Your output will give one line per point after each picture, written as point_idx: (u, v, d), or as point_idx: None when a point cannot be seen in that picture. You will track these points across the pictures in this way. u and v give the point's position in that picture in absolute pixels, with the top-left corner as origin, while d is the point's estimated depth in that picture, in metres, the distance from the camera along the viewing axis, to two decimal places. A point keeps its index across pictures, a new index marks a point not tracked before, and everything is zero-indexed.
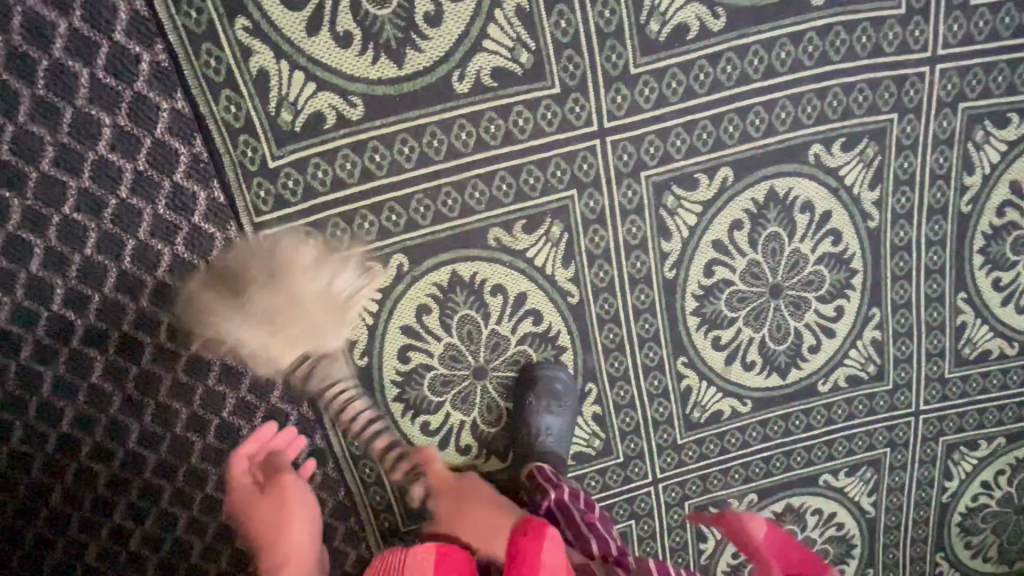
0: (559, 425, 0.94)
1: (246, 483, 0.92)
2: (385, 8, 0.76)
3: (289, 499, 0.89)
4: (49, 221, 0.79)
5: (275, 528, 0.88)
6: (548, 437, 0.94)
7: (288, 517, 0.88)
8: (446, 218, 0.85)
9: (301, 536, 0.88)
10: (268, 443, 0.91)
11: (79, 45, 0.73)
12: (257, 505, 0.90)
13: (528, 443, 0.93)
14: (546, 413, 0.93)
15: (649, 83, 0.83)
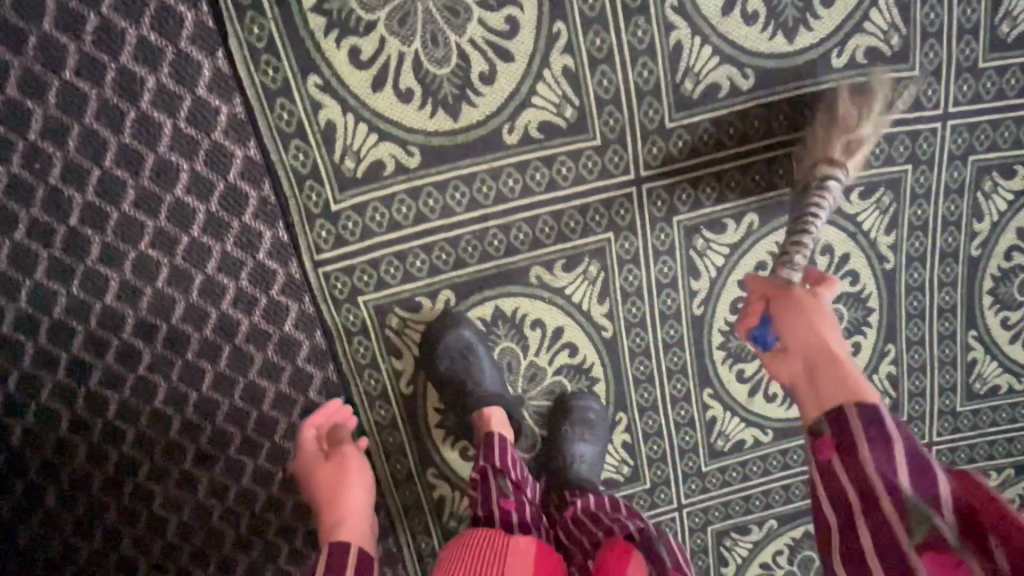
0: (593, 452, 0.98)
1: (312, 452, 0.92)
2: (444, 68, 0.82)
3: (353, 461, 0.90)
4: (126, 256, 0.85)
5: (336, 489, 0.87)
6: (582, 464, 0.97)
7: (353, 476, 0.89)
8: (492, 257, 0.91)
9: (362, 493, 0.87)
10: (333, 417, 0.93)
11: (165, 98, 0.79)
12: (321, 472, 0.90)
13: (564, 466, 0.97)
14: (579, 438, 0.97)
15: (683, 136, 0.89)
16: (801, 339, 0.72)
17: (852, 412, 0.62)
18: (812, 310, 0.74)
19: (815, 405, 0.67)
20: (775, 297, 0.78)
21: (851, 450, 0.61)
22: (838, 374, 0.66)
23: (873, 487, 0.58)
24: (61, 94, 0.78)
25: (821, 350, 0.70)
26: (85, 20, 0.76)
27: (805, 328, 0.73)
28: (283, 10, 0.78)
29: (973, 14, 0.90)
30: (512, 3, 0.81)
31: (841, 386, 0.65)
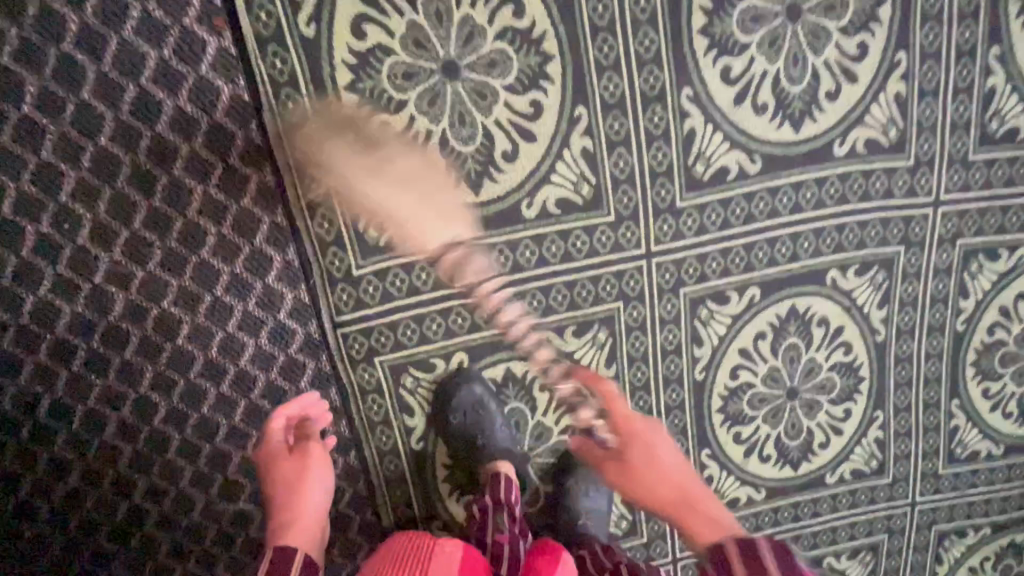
0: (599, 507, 1.01)
1: (274, 447, 0.89)
2: (469, 146, 0.85)
3: (318, 456, 0.89)
4: (149, 314, 0.87)
5: (293, 485, 0.84)
6: (589, 520, 0.99)
7: (310, 474, 0.86)
8: (506, 322, 0.95)
9: (321, 489, 0.85)
10: (302, 410, 0.92)
11: (197, 166, 0.81)
12: (280, 467, 0.87)
13: (572, 520, 1.00)
14: (587, 494, 1.00)
15: (692, 214, 0.94)
16: (658, 489, 0.77)
17: (730, 543, 0.65)
18: (643, 447, 0.81)
19: (707, 534, 0.68)
20: (597, 456, 0.85)
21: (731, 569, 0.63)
22: (697, 519, 0.71)
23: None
24: (95, 160, 0.80)
25: (682, 498, 0.75)
26: (122, 91, 0.78)
27: (631, 470, 0.80)
28: (317, 87, 0.80)
29: (966, 110, 0.95)
30: (536, 88, 0.84)
31: (713, 520, 0.70)
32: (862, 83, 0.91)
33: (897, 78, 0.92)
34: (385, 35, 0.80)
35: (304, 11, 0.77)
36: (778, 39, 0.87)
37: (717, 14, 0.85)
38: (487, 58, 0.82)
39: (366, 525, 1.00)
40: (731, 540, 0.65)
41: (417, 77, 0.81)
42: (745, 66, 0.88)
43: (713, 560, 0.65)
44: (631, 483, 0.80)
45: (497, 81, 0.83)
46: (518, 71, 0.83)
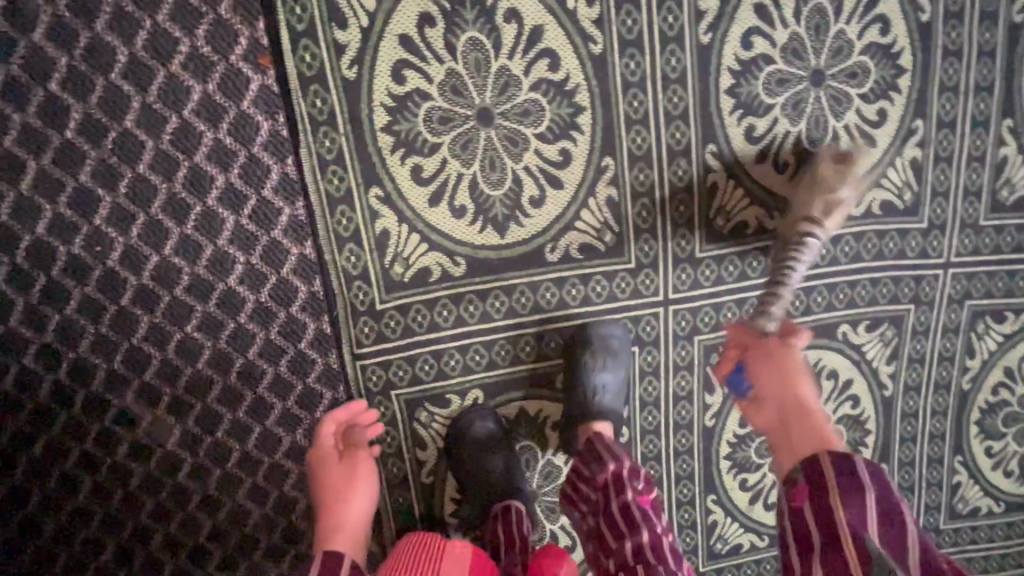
0: (614, 382, 0.94)
1: (326, 449, 0.90)
2: (498, 190, 0.87)
3: (367, 465, 0.89)
4: (172, 337, 0.88)
5: (341, 490, 0.85)
6: (603, 395, 0.94)
7: (358, 484, 0.87)
8: (523, 361, 0.96)
9: (367, 499, 0.86)
10: (355, 414, 0.91)
11: (230, 197, 0.83)
12: (329, 471, 0.88)
13: (586, 399, 0.93)
14: (602, 368, 0.93)
15: (710, 265, 0.96)
16: (780, 387, 0.72)
17: (825, 459, 0.62)
18: (777, 356, 0.75)
19: (796, 452, 0.65)
20: (761, 344, 0.79)
21: (817, 497, 0.60)
22: (806, 428, 0.66)
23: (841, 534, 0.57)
24: (132, 185, 0.81)
25: (800, 410, 0.69)
26: (165, 121, 0.79)
27: (794, 377, 0.73)
28: (354, 127, 0.82)
29: (979, 178, 0.98)
30: (567, 137, 0.87)
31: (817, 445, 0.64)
32: (881, 148, 0.94)
33: (914, 144, 0.95)
34: (423, 80, 0.81)
35: (346, 55, 0.79)
36: (802, 102, 0.90)
37: (745, 75, 0.87)
38: (520, 108, 0.84)
39: (371, 557, 1.00)
40: (832, 456, 0.61)
41: (451, 122, 0.83)
42: (770, 125, 0.90)
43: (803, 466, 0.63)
44: (755, 361, 0.77)
45: (529, 129, 0.86)
46: (550, 121, 0.86)
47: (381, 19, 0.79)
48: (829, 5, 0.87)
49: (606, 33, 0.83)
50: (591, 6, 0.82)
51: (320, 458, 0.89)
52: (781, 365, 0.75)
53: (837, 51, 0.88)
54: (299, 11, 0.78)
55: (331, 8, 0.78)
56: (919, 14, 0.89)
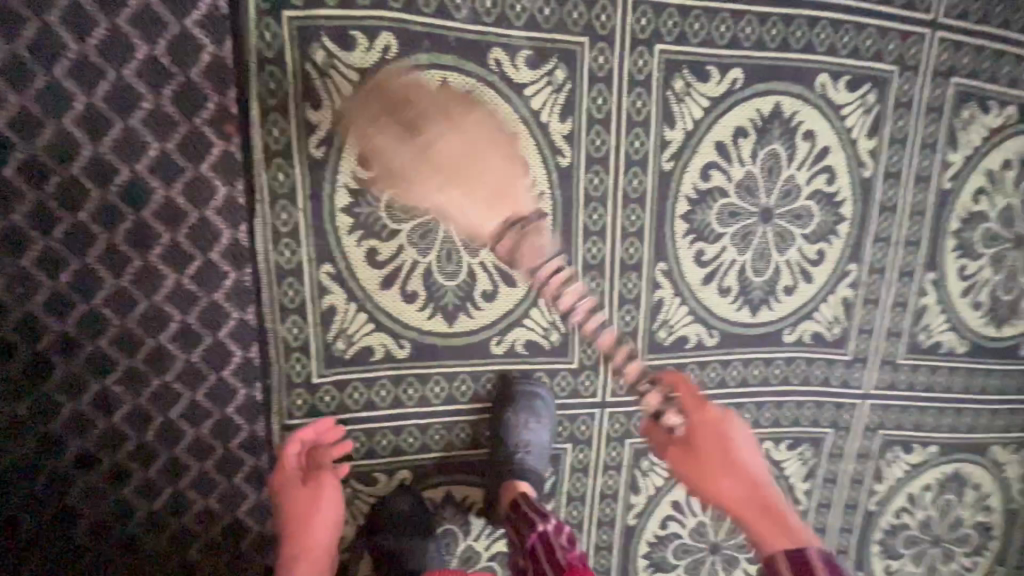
0: (539, 441, 0.94)
1: (289, 472, 0.88)
2: (452, 281, 0.88)
3: (329, 494, 0.87)
4: (88, 388, 0.84)
5: (305, 515, 0.86)
6: (526, 454, 0.93)
7: (319, 513, 0.86)
8: (455, 448, 0.96)
9: (331, 520, 0.87)
10: (318, 436, 0.88)
11: (174, 255, 0.81)
12: (291, 495, 0.87)
13: (509, 456, 0.93)
14: (524, 428, 0.92)
15: (649, 373, 0.99)
16: (738, 489, 0.78)
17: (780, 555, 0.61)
18: (697, 455, 0.84)
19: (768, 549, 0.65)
20: (674, 458, 0.86)
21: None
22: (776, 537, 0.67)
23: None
24: (69, 232, 0.78)
25: (769, 513, 0.72)
26: (115, 173, 0.77)
27: (714, 461, 0.83)
28: (314, 203, 0.82)
29: (901, 321, 1.05)
30: (525, 239, 0.89)
31: (766, 518, 0.71)
32: (816, 284, 1.00)
33: (847, 284, 1.01)
34: (391, 168, 0.82)
35: (316, 134, 0.79)
36: (749, 234, 0.95)
37: (700, 204, 0.92)
38: None
39: None
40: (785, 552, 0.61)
41: (414, 211, 0.84)
42: (717, 252, 0.95)
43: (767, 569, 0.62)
44: (698, 448, 0.84)
45: None
46: None
47: (356, 104, 0.79)
48: (783, 151, 0.93)
49: (574, 148, 0.86)
50: (564, 121, 0.85)
51: (284, 476, 0.88)
52: (707, 455, 0.83)
53: (786, 193, 0.95)
54: (272, 85, 0.77)
55: (306, 87, 0.78)
56: (863, 170, 0.96)
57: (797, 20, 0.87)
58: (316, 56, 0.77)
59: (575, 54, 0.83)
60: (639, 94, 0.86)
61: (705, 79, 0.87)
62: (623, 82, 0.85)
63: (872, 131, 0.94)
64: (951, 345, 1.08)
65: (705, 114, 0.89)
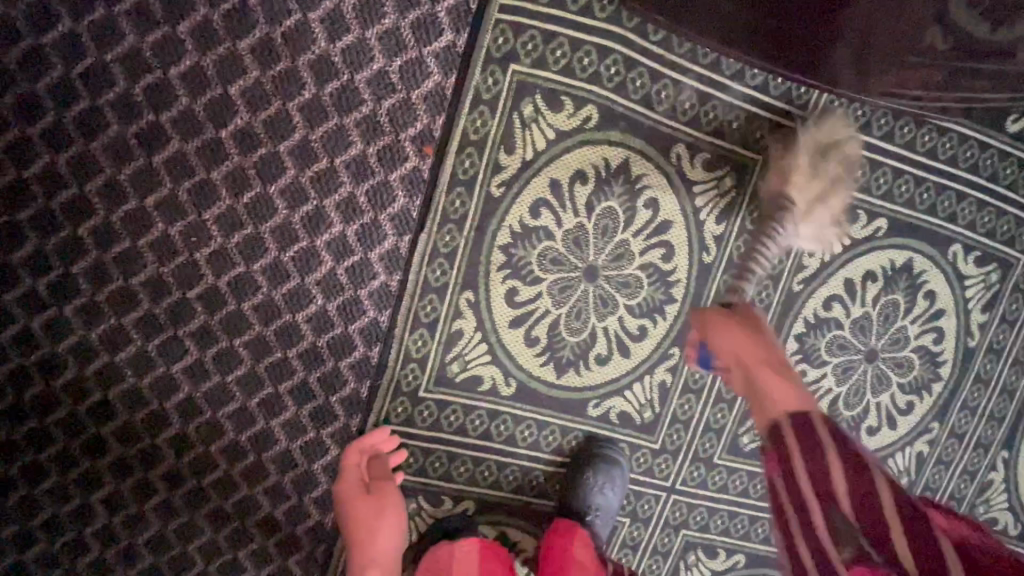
0: (609, 505, 0.95)
1: (350, 483, 0.88)
2: (574, 338, 0.92)
3: (394, 501, 0.89)
4: (216, 342, 0.87)
5: (370, 525, 0.86)
6: (596, 515, 0.94)
7: (387, 521, 0.87)
8: (523, 492, 0.98)
9: (397, 528, 0.88)
10: (375, 445, 0.90)
11: (338, 246, 0.85)
12: (355, 505, 0.87)
13: (577, 517, 0.94)
14: (600, 490, 0.93)
15: (720, 472, 1.01)
16: (722, 345, 0.81)
17: (815, 421, 0.69)
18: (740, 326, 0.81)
19: (778, 407, 0.73)
20: (717, 323, 0.82)
21: (790, 465, 0.68)
22: (774, 391, 0.74)
23: (808, 505, 0.65)
24: (255, 199, 0.83)
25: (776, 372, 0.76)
26: (315, 160, 0.83)
27: (754, 340, 0.80)
28: (477, 235, 0.87)
29: (966, 488, 1.07)
30: (649, 317, 0.93)
31: (758, 354, 0.78)
32: (898, 432, 1.03)
33: (924, 440, 1.04)
34: (554, 223, 0.88)
35: (500, 175, 0.85)
36: (851, 369, 0.99)
37: (815, 329, 0.97)
38: (624, 278, 0.91)
39: None
40: (795, 424, 0.70)
41: (561, 266, 0.89)
42: (818, 377, 0.99)
43: (795, 425, 0.70)
44: (726, 331, 0.81)
45: (623, 298, 0.92)
46: (643, 298, 0.92)
47: (545, 159, 0.86)
48: (903, 302, 0.98)
49: (720, 249, 0.92)
50: (718, 223, 0.91)
51: (344, 488, 0.88)
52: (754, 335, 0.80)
53: (895, 341, 0.99)
54: (478, 123, 0.83)
55: (507, 132, 0.84)
56: (969, 339, 1.01)
57: (948, 191, 0.94)
58: (525, 109, 0.84)
59: (746, 169, 0.90)
60: None
61: (853, 221, 0.93)
62: None
63: (986, 307, 1.00)
64: (1005, 524, 1.10)
65: (844, 251, 0.94)
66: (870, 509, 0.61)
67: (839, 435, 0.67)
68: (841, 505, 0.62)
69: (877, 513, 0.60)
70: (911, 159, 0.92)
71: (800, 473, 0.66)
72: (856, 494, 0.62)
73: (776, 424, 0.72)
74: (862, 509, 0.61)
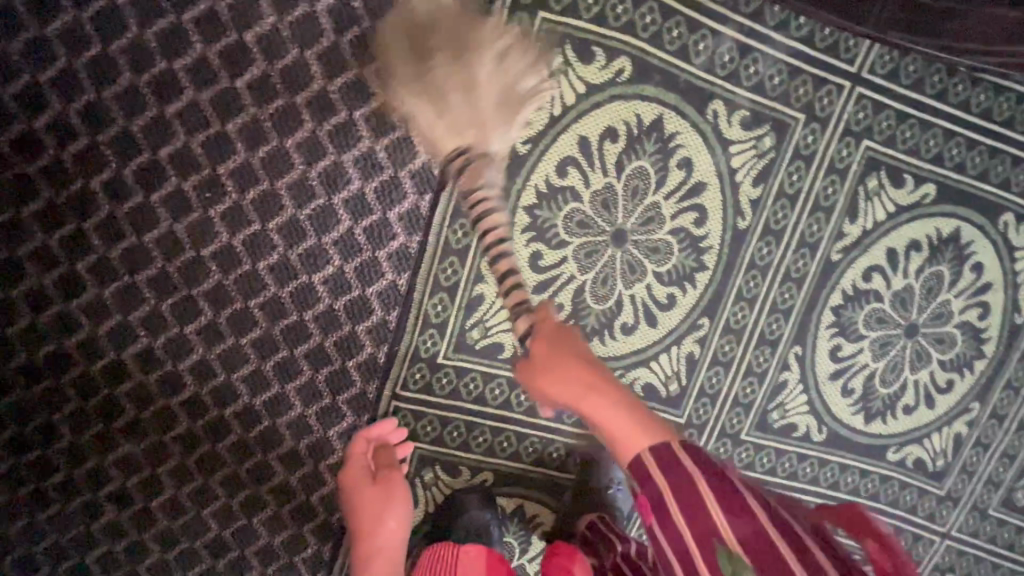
0: (629, 479, 0.97)
1: (357, 470, 0.86)
2: (599, 305, 0.88)
3: (399, 488, 0.86)
4: (230, 303, 0.85)
5: (376, 515, 0.84)
6: (615, 489, 0.96)
7: (393, 511, 0.84)
8: (543, 465, 0.95)
9: (401, 524, 0.85)
10: (385, 433, 0.88)
11: (357, 204, 0.82)
12: (362, 496, 0.85)
13: (600, 489, 0.95)
14: (620, 464, 0.95)
15: (748, 449, 0.96)
16: (567, 384, 0.64)
17: (669, 452, 0.55)
18: (552, 346, 0.67)
19: (627, 443, 0.58)
20: (538, 352, 0.68)
21: (663, 511, 0.53)
22: (607, 413, 0.61)
23: (689, 549, 0.50)
24: (271, 153, 0.80)
25: (588, 392, 0.63)
26: (334, 113, 0.79)
27: (569, 357, 0.66)
28: (501, 194, 0.83)
29: (1004, 471, 1.02)
30: (680, 286, 0.89)
31: (571, 380, 0.65)
32: (936, 412, 0.98)
33: (963, 421, 0.99)
34: (582, 183, 0.84)
35: (527, 131, 0.81)
36: (890, 344, 0.94)
37: (853, 301, 0.92)
38: (653, 243, 0.86)
39: None
40: (649, 456, 0.55)
41: (588, 229, 0.85)
42: (854, 352, 0.94)
43: (652, 460, 0.55)
44: (543, 353, 0.67)
45: (652, 265, 0.87)
46: (674, 266, 0.88)
47: (574, 115, 0.81)
48: (948, 274, 0.92)
49: (756, 215, 0.87)
50: (755, 186, 0.86)
51: (351, 477, 0.86)
52: (568, 353, 0.67)
53: (937, 316, 0.94)
54: None
55: None
56: (1016, 315, 0.96)
57: (1002, 155, 0.88)
58: (555, 60, 0.79)
59: (788, 127, 0.84)
60: (833, 181, 0.87)
61: (899, 186, 0.88)
62: (822, 166, 0.86)
63: None
64: None
65: (887, 219, 0.89)
66: (745, 528, 0.49)
67: (698, 455, 0.54)
68: (738, 538, 0.48)
69: (761, 535, 0.48)
70: (964, 119, 0.86)
71: (678, 519, 0.51)
72: (763, 530, 0.48)
73: (637, 459, 0.56)
74: (739, 536, 0.48)
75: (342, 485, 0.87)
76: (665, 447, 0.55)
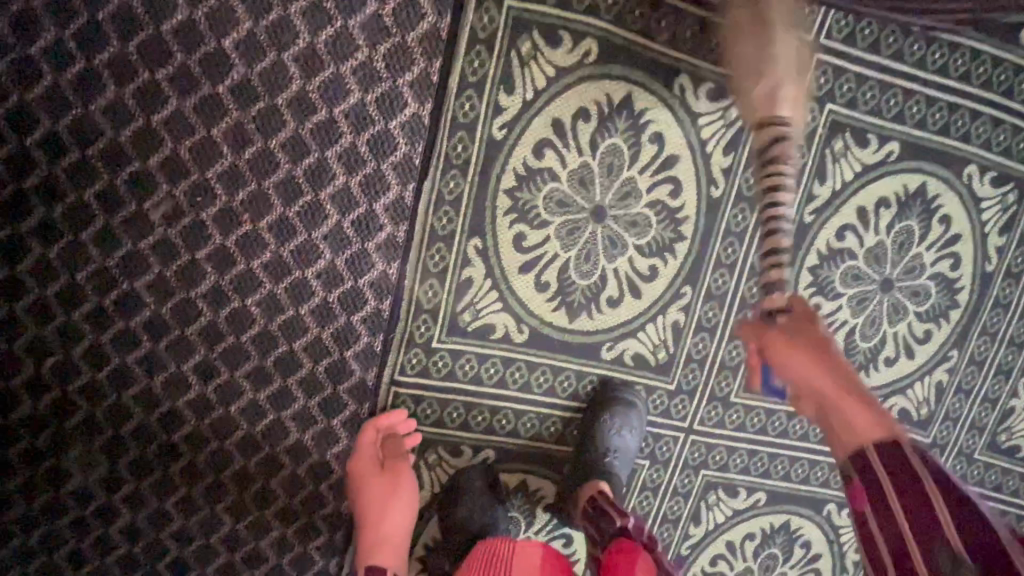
0: (627, 448, 0.95)
1: (365, 459, 0.91)
2: (585, 281, 0.92)
3: (406, 479, 0.91)
4: (228, 303, 0.88)
5: (382, 501, 0.89)
6: (614, 458, 0.94)
7: (399, 498, 0.90)
8: (542, 440, 0.98)
9: (405, 510, 0.91)
10: (393, 425, 0.91)
11: (342, 198, 0.85)
12: (370, 484, 0.90)
13: (597, 459, 0.94)
14: (616, 434, 0.93)
15: (739, 411, 1.01)
16: (812, 376, 0.68)
17: (898, 447, 0.61)
18: (808, 340, 0.71)
19: (854, 431, 0.64)
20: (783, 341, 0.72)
21: (878, 500, 0.60)
22: (839, 400, 0.66)
23: (908, 547, 0.57)
24: (257, 155, 0.83)
25: (827, 376, 0.68)
26: (315, 112, 0.82)
27: (819, 353, 0.70)
28: (481, 180, 0.86)
29: (986, 416, 1.06)
30: (660, 257, 0.92)
31: (807, 360, 0.69)
32: (917, 361, 1.02)
33: (943, 369, 1.03)
34: (559, 163, 0.87)
35: (502, 116, 0.84)
36: (866, 300, 0.98)
37: (828, 260, 0.95)
38: (631, 217, 0.90)
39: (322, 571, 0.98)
40: (877, 449, 0.62)
41: (567, 208, 0.88)
42: (833, 310, 0.97)
43: (877, 452, 0.62)
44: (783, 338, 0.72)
45: (632, 238, 0.91)
46: (653, 238, 0.91)
47: (546, 98, 0.84)
48: (918, 228, 0.96)
49: (728, 183, 0.90)
50: (725, 156, 0.89)
51: (361, 465, 0.91)
52: (816, 342, 0.71)
53: (910, 269, 0.97)
54: (476, 64, 0.82)
55: (505, 73, 0.83)
56: (987, 263, 0.99)
57: (961, 110, 0.92)
58: (523, 47, 0.82)
59: None
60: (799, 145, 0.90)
61: (864, 146, 0.91)
62: None
63: (1004, 229, 0.98)
64: None
65: (854, 178, 0.92)
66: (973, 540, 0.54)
67: (926, 457, 0.60)
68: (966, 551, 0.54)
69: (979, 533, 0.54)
70: (922, 77, 0.90)
71: (894, 511, 0.59)
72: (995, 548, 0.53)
73: (857, 450, 0.63)
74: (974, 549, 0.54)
75: (352, 472, 0.91)
76: (893, 443, 0.61)
